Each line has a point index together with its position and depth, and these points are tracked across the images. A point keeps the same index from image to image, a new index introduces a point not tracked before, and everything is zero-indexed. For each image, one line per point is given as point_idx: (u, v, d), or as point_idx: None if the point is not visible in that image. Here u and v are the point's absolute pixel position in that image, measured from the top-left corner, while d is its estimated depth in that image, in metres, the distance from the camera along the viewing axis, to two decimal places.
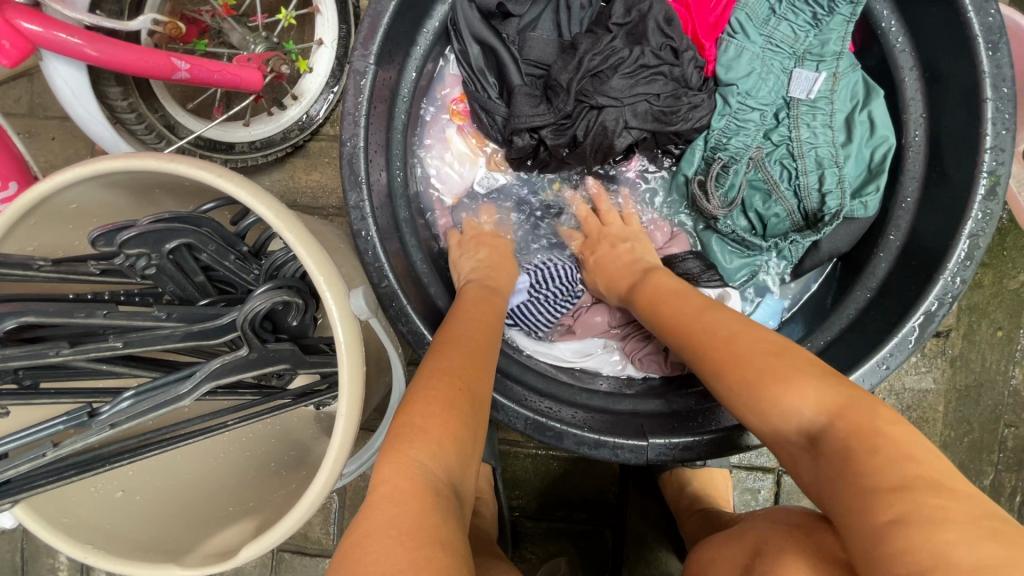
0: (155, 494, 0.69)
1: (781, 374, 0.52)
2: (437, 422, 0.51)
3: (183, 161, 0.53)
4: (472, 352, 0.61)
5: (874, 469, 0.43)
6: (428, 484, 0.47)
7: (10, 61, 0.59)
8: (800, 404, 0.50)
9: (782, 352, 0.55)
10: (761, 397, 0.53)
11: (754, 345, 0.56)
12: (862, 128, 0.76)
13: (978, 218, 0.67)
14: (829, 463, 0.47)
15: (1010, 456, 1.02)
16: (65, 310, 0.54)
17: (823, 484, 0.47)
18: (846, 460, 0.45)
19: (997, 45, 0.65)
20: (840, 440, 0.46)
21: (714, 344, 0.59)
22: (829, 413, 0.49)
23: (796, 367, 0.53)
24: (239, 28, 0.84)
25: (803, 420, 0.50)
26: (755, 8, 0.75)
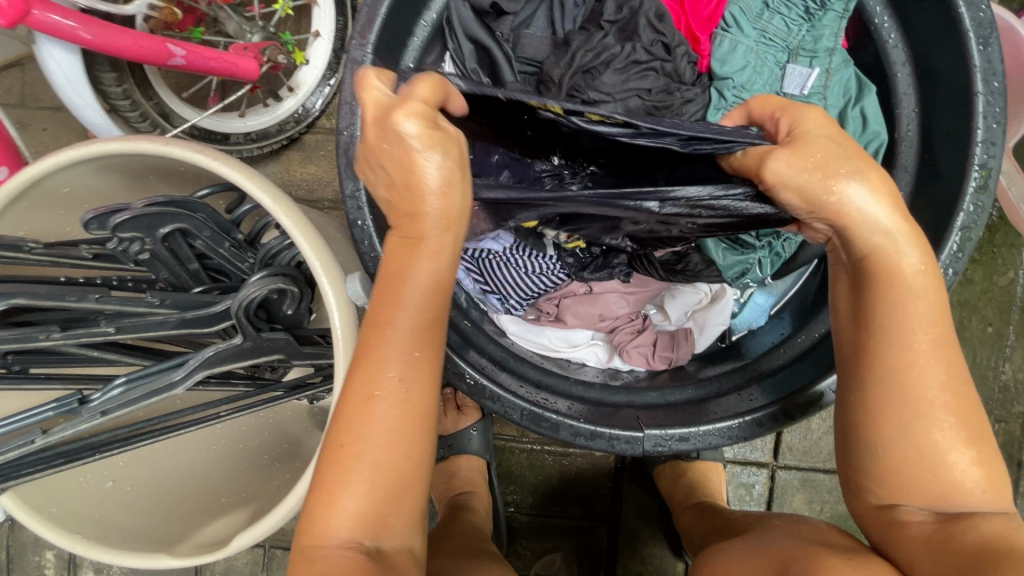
0: (146, 485, 0.68)
1: (949, 454, 0.51)
2: (352, 487, 0.50)
3: (177, 144, 0.53)
4: (391, 391, 0.50)
5: (1011, 558, 0.45)
6: (338, 554, 0.50)
7: (8, 21, 0.55)
8: (953, 451, 0.51)
9: (959, 403, 0.52)
10: (931, 468, 0.51)
11: (944, 419, 0.51)
12: (855, 123, 0.77)
13: (970, 211, 0.68)
14: (959, 546, 0.48)
15: (1000, 451, 1.04)
16: (56, 293, 0.54)
17: (918, 545, 0.51)
18: (996, 540, 0.48)
19: (988, 40, 0.66)
20: (987, 537, 0.48)
21: (910, 369, 0.52)
22: (995, 504, 0.51)
23: (974, 436, 0.52)
24: (236, 17, 0.84)
25: (959, 489, 0.51)
26: (749, 3, 0.77)
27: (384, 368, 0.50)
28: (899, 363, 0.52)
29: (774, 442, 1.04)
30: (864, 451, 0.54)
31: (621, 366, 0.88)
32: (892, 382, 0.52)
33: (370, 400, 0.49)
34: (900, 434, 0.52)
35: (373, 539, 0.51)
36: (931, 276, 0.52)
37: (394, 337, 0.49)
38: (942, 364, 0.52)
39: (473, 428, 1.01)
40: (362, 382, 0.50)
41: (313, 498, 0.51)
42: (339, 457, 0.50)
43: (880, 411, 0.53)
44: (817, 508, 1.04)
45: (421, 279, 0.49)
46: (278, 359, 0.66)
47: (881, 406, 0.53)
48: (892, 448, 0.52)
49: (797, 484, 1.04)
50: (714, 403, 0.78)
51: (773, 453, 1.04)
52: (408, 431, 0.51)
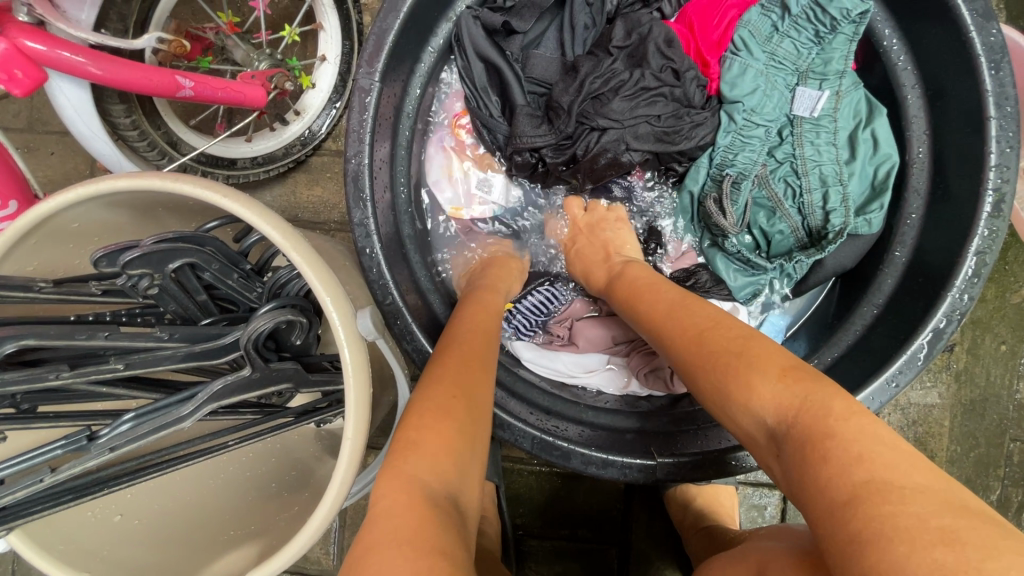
0: (154, 518, 0.68)
1: (735, 375, 0.50)
2: (426, 426, 0.49)
3: (185, 181, 0.53)
4: (467, 357, 0.59)
5: (845, 441, 0.40)
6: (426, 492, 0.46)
7: (24, 90, 0.57)
8: (769, 369, 0.48)
9: (746, 335, 0.53)
10: (744, 391, 0.49)
11: (750, 355, 0.50)
12: (865, 146, 0.76)
13: (985, 235, 0.67)
14: (800, 450, 0.43)
15: (1016, 472, 1.02)
16: (65, 333, 0.53)
17: (812, 484, 0.41)
18: (839, 432, 0.41)
19: (999, 64, 0.65)
20: (799, 439, 0.43)
21: (688, 336, 0.57)
22: (790, 411, 0.45)
23: (765, 355, 0.49)
24: (244, 45, 0.84)
25: (763, 411, 0.47)
26: (758, 26, 0.75)
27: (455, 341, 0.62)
28: (680, 334, 0.58)
29: None
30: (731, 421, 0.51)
31: (639, 391, 0.86)
32: (684, 348, 0.57)
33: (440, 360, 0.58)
34: (743, 392, 0.49)
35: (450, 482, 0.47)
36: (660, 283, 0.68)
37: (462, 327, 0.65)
38: (711, 321, 0.57)
39: None
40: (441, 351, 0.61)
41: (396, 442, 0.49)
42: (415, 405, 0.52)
43: (707, 368, 0.53)
44: None
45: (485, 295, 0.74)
46: (286, 388, 0.66)
47: (702, 364, 0.54)
48: (734, 398, 0.50)
49: None
50: None
51: None
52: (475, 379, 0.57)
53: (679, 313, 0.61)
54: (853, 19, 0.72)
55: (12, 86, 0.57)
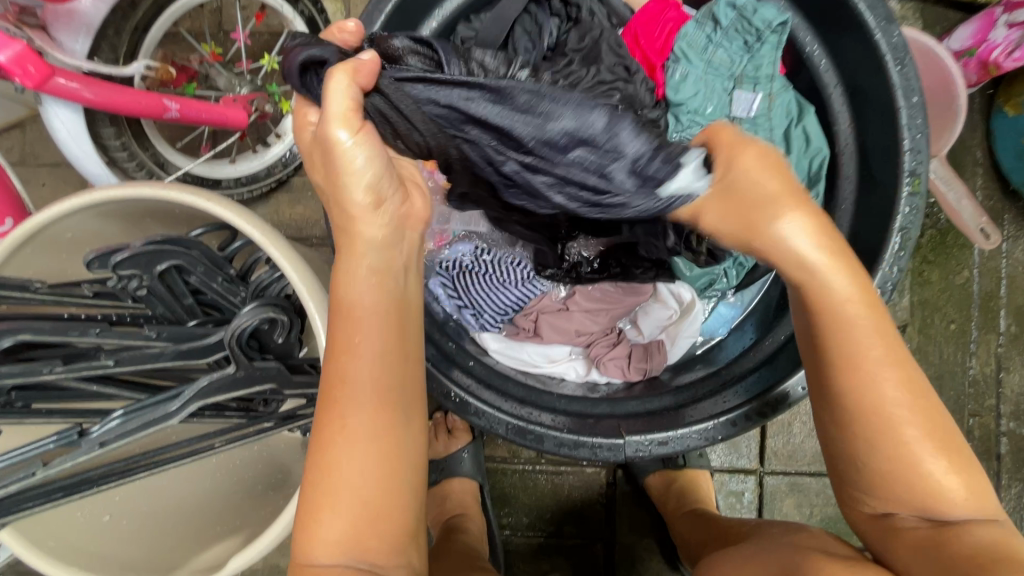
0: (141, 518, 0.70)
1: (947, 476, 0.55)
2: (336, 503, 0.52)
3: (173, 187, 0.58)
4: (353, 424, 0.52)
5: (990, 564, 0.49)
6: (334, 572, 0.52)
7: (34, 83, 0.61)
8: (915, 438, 0.55)
9: (915, 400, 0.56)
10: (904, 476, 0.55)
11: (906, 416, 0.55)
12: (799, 141, 0.84)
13: (907, 213, 0.73)
14: (949, 555, 0.52)
15: (977, 445, 1.08)
16: (59, 329, 0.58)
17: (907, 553, 0.55)
18: (995, 556, 0.50)
19: (903, 61, 0.73)
20: (984, 539, 0.52)
21: (881, 403, 0.55)
22: (987, 513, 0.55)
23: (964, 458, 0.56)
24: (225, 73, 0.92)
25: (954, 509, 0.55)
26: (695, 38, 0.84)
27: (348, 406, 0.52)
28: (855, 385, 0.56)
29: (759, 449, 1.06)
30: (836, 453, 0.59)
31: (599, 378, 0.92)
32: (844, 401, 0.57)
33: (337, 437, 0.52)
34: (893, 458, 0.56)
35: (364, 558, 0.52)
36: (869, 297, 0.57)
37: (356, 375, 0.52)
38: (902, 387, 0.56)
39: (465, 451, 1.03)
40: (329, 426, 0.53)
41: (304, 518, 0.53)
42: (323, 477, 0.53)
43: (860, 434, 0.56)
44: (807, 512, 1.06)
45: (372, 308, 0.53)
46: (269, 388, 0.69)
47: (858, 427, 0.56)
48: (889, 456, 0.56)
49: (785, 488, 1.06)
50: (691, 408, 0.81)
51: (759, 459, 1.07)
52: (390, 464, 0.53)
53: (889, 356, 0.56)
54: (775, 29, 0.81)
55: (23, 79, 0.60)
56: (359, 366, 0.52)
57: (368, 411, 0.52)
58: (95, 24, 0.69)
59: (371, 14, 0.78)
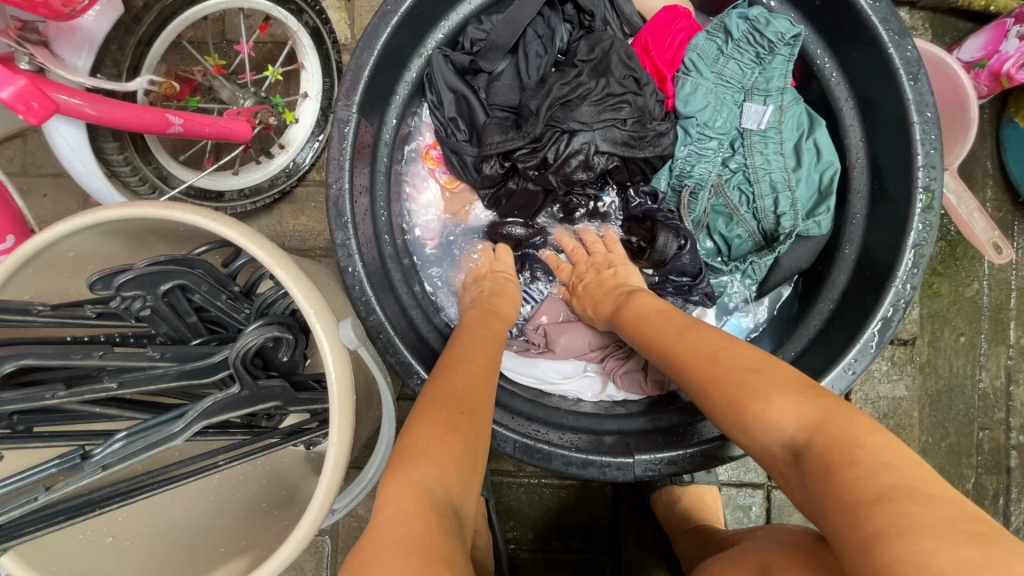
0: (144, 539, 0.69)
1: (765, 396, 0.51)
2: (440, 436, 0.51)
3: (176, 207, 0.56)
4: (478, 376, 0.61)
5: (867, 500, 0.40)
6: (431, 500, 0.46)
7: (39, 120, 0.59)
8: (721, 379, 0.55)
9: (732, 351, 0.57)
10: (749, 414, 0.51)
11: (734, 368, 0.55)
12: (810, 154, 0.83)
13: (920, 229, 0.72)
14: (815, 492, 0.44)
15: (987, 459, 1.07)
16: (62, 353, 0.57)
17: (805, 506, 0.47)
18: (835, 475, 0.43)
19: (917, 76, 0.72)
20: (820, 454, 0.45)
21: (687, 361, 0.59)
22: (808, 421, 0.48)
23: (776, 376, 0.52)
24: (230, 85, 0.90)
25: (784, 430, 0.49)
26: (705, 49, 0.83)
27: (464, 363, 0.63)
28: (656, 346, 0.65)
29: None
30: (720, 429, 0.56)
31: (616, 396, 0.89)
32: (674, 369, 0.61)
33: (448, 382, 0.59)
34: (721, 402, 0.54)
35: (452, 490, 0.48)
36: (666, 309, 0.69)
37: (470, 355, 0.65)
38: (710, 335, 0.61)
39: None
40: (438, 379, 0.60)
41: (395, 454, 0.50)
42: (414, 419, 0.53)
43: (695, 395, 0.58)
44: (815, 527, 1.05)
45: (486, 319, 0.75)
46: (274, 406, 0.68)
47: (690, 392, 0.58)
48: (711, 404, 0.55)
49: (793, 502, 1.05)
50: (702, 425, 0.80)
51: (766, 472, 1.06)
52: (482, 412, 0.57)
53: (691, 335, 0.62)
54: (788, 41, 0.80)
55: (27, 116, 0.59)
56: (468, 347, 0.67)
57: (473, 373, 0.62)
58: (98, 40, 0.69)
59: (377, 26, 0.77)
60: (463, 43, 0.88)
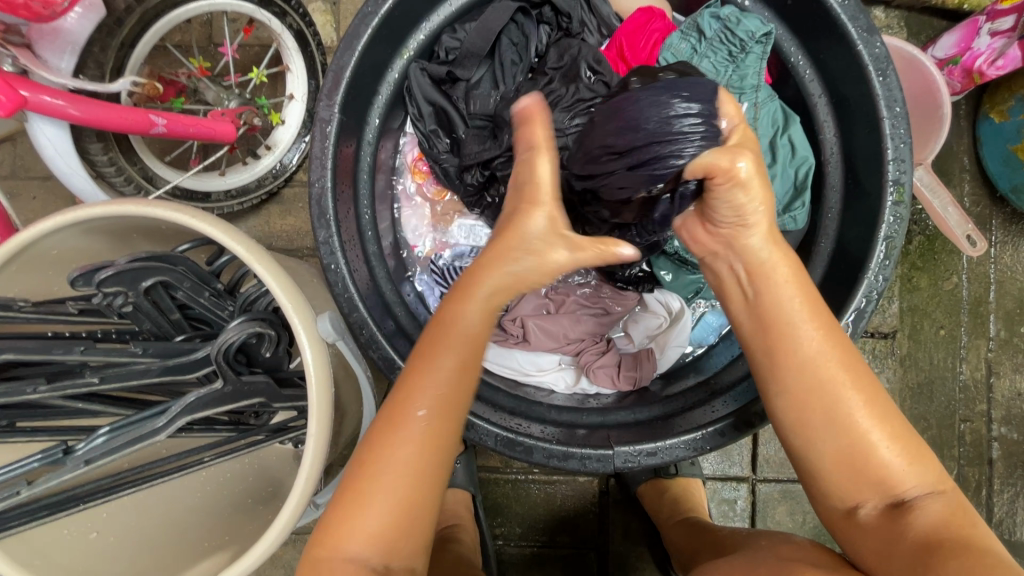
0: (129, 535, 0.70)
1: (891, 454, 0.57)
2: (369, 505, 0.53)
3: (158, 205, 0.57)
4: (412, 434, 0.54)
5: (951, 553, 0.51)
6: (353, 570, 0.52)
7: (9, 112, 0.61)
8: (869, 426, 0.58)
9: (865, 388, 0.59)
10: (869, 466, 0.57)
11: (860, 411, 0.58)
12: (785, 150, 0.84)
13: (890, 222, 0.74)
14: (901, 543, 0.54)
15: (969, 451, 1.08)
16: (43, 347, 0.59)
17: (876, 544, 0.56)
18: (949, 539, 0.52)
19: (885, 72, 0.74)
20: (931, 518, 0.54)
21: (822, 386, 0.59)
22: (931, 488, 0.57)
23: (903, 438, 0.58)
24: (214, 87, 0.93)
25: (904, 486, 0.57)
26: (680, 48, 0.85)
27: (409, 411, 0.55)
28: (776, 340, 0.61)
29: (751, 456, 1.06)
30: (809, 451, 0.60)
31: (589, 390, 0.91)
32: (793, 379, 0.60)
33: (393, 438, 0.54)
34: (845, 443, 0.58)
35: (381, 560, 0.53)
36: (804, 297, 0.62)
37: (426, 399, 0.55)
38: (832, 349, 0.60)
39: (457, 461, 1.03)
40: (383, 430, 0.55)
41: (329, 514, 0.54)
42: (360, 479, 0.54)
43: (810, 418, 0.59)
44: (800, 520, 1.06)
45: (465, 329, 0.57)
46: (257, 403, 0.68)
47: (804, 411, 0.59)
48: (838, 440, 0.58)
49: (778, 495, 1.06)
50: (681, 418, 0.81)
51: (751, 466, 1.07)
52: (424, 476, 0.55)
53: (823, 351, 0.60)
54: (759, 40, 0.81)
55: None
56: (433, 374, 0.56)
57: (426, 424, 0.55)
58: (80, 41, 0.70)
59: (357, 28, 0.78)
60: (439, 53, 0.90)
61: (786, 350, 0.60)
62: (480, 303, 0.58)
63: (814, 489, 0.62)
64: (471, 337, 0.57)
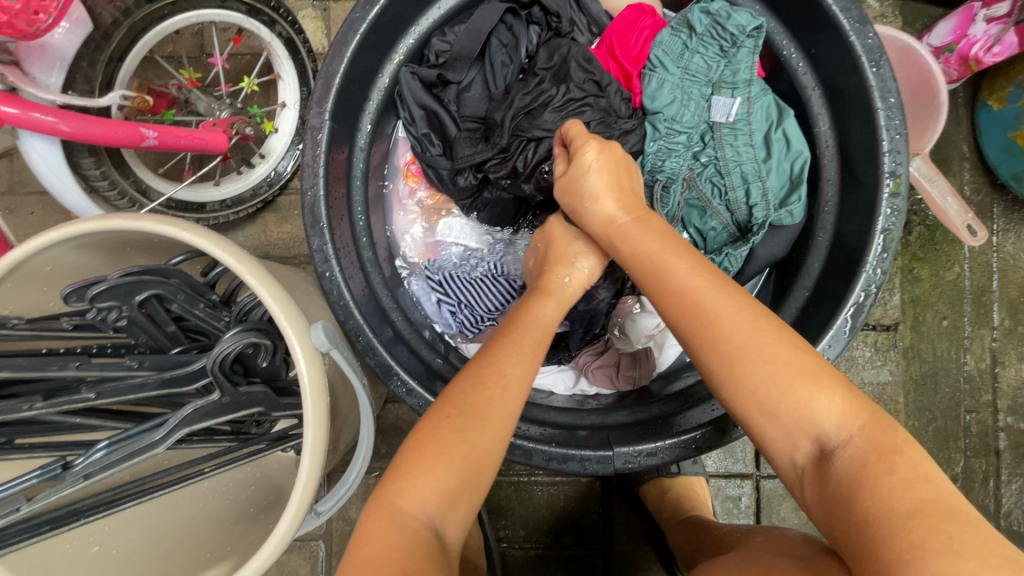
0: (131, 548, 0.69)
1: (805, 391, 0.52)
2: (447, 458, 0.55)
3: (150, 218, 0.57)
4: (497, 393, 0.59)
5: (884, 519, 0.45)
6: (419, 530, 0.52)
7: None
8: (768, 359, 0.54)
9: (756, 326, 0.55)
10: (790, 412, 0.53)
11: (758, 352, 0.54)
12: (779, 144, 0.83)
13: (887, 214, 0.73)
14: (835, 496, 0.49)
15: (975, 442, 1.07)
16: (38, 364, 0.59)
17: (818, 502, 0.52)
18: (877, 487, 0.46)
19: (879, 62, 0.73)
20: (853, 460, 0.49)
21: (722, 337, 0.55)
22: (852, 427, 0.51)
23: (816, 371, 0.53)
24: (205, 97, 0.92)
25: (825, 428, 0.51)
26: (670, 45, 0.84)
27: (497, 376, 0.60)
28: (660, 280, 0.61)
29: (754, 452, 1.06)
30: (726, 404, 0.56)
31: (588, 390, 0.92)
32: (693, 330, 0.57)
33: (486, 394, 0.58)
34: (754, 393, 0.54)
35: (444, 519, 0.54)
36: (672, 240, 0.64)
37: (513, 368, 0.61)
38: (719, 297, 0.57)
39: None
40: (472, 390, 0.59)
41: (401, 469, 0.55)
42: (434, 435, 0.56)
43: (719, 363, 0.56)
44: (805, 515, 1.05)
45: (545, 324, 0.68)
46: (257, 412, 0.68)
47: (713, 354, 0.56)
48: (747, 394, 0.54)
49: (782, 492, 1.05)
50: (681, 416, 0.81)
51: (754, 463, 1.06)
52: (500, 436, 0.58)
53: (723, 293, 0.57)
54: (750, 34, 0.81)
55: None
56: (518, 350, 0.63)
57: (514, 388, 0.60)
58: (68, 57, 0.71)
59: (346, 34, 0.78)
60: (429, 56, 0.89)
61: (671, 297, 0.59)
62: (557, 301, 0.71)
63: (752, 442, 0.58)
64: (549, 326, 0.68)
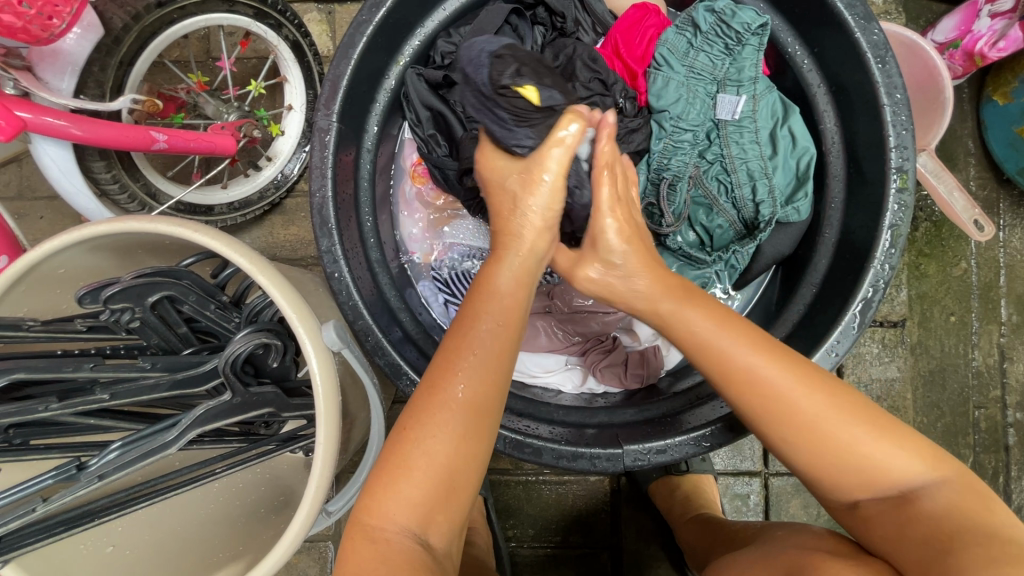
0: (143, 547, 0.70)
1: (892, 449, 0.55)
2: (413, 477, 0.54)
3: (162, 219, 0.57)
4: (448, 410, 0.56)
5: (968, 537, 0.49)
6: (399, 541, 0.53)
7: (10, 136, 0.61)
8: (848, 429, 0.55)
9: (825, 386, 0.57)
10: (856, 461, 0.55)
11: (835, 411, 0.55)
12: (785, 142, 0.84)
13: (896, 210, 0.73)
14: (922, 532, 0.52)
15: (985, 438, 1.06)
16: (53, 366, 0.60)
17: (888, 536, 0.54)
18: (961, 524, 0.51)
19: (885, 58, 0.73)
20: (944, 503, 0.53)
21: (802, 416, 0.56)
22: (936, 474, 0.55)
23: (893, 423, 0.57)
24: (213, 101, 0.94)
25: (909, 479, 0.55)
26: (675, 44, 0.84)
27: (453, 382, 0.57)
28: (724, 365, 0.59)
29: (762, 450, 1.06)
30: (801, 470, 0.58)
31: (596, 389, 0.92)
32: (764, 414, 0.57)
33: (439, 408, 0.56)
34: (833, 462, 0.55)
35: (425, 530, 0.55)
36: (718, 312, 0.63)
37: (468, 374, 0.58)
38: (780, 370, 0.57)
39: None
40: (430, 403, 0.57)
41: (369, 488, 0.56)
42: (399, 454, 0.55)
43: (780, 426, 0.57)
44: (813, 513, 1.05)
45: (505, 297, 0.63)
46: (268, 412, 0.68)
47: (775, 420, 0.57)
48: (826, 465, 0.56)
49: (791, 489, 1.05)
50: (690, 414, 0.81)
51: (763, 460, 1.06)
52: (467, 449, 0.56)
53: (791, 368, 0.57)
54: (755, 32, 0.81)
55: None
56: (476, 344, 0.59)
57: (467, 400, 0.57)
58: (79, 62, 0.72)
59: (353, 37, 0.78)
60: (434, 57, 0.89)
61: (749, 388, 0.57)
62: (514, 272, 0.66)
63: (820, 497, 0.59)
64: (510, 304, 0.63)
